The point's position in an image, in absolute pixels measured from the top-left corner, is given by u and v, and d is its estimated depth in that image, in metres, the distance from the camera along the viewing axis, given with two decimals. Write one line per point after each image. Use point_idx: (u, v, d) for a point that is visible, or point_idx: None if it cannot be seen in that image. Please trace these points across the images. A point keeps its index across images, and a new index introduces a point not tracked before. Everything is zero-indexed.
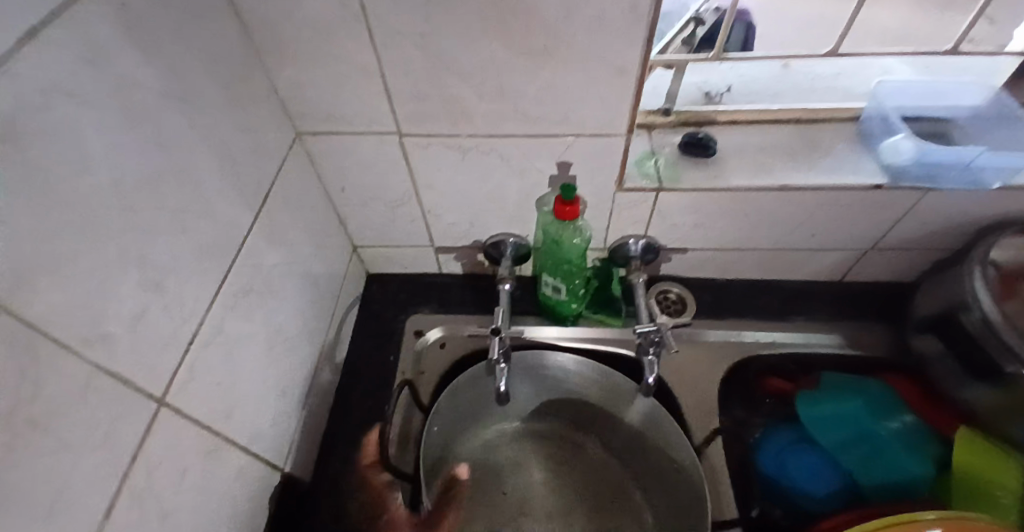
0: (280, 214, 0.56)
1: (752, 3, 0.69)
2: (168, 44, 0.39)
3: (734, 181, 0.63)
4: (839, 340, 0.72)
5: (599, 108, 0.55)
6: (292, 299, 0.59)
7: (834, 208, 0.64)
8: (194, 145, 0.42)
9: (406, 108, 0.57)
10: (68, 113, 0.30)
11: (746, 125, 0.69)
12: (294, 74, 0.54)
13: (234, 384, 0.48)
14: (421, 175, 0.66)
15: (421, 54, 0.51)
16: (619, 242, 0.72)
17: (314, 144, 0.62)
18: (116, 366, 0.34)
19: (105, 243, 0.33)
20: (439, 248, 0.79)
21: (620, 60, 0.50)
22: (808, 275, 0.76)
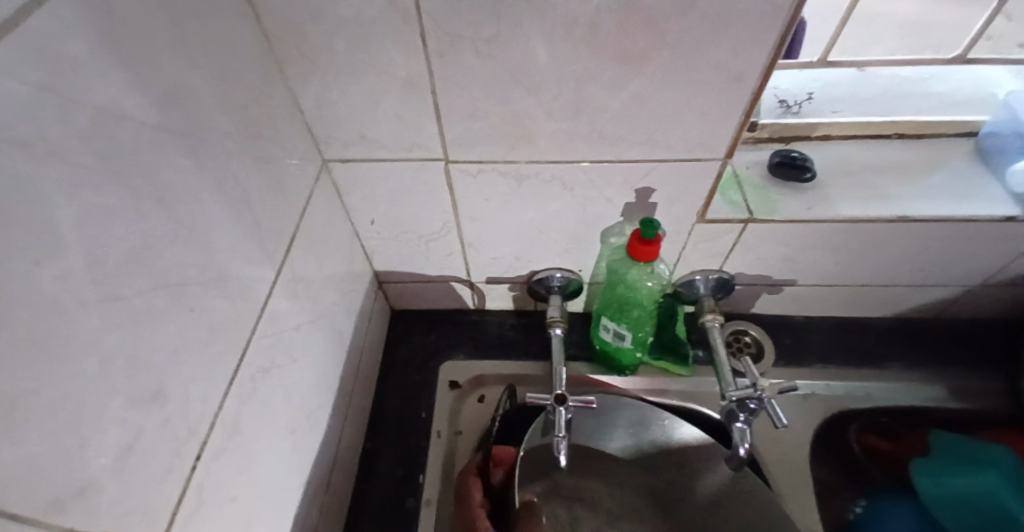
0: (303, 261, 0.46)
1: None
2: (166, 59, 0.28)
3: (842, 211, 0.53)
4: (942, 391, 0.62)
5: (695, 127, 0.45)
6: (317, 361, 0.48)
7: (955, 241, 0.55)
8: (200, 190, 0.31)
9: (457, 129, 0.46)
10: (23, 169, 0.19)
11: (842, 141, 0.60)
12: (320, 90, 0.43)
13: (255, 489, 0.37)
14: (465, 205, 0.55)
15: (484, 63, 0.40)
16: (688, 278, 0.62)
17: (341, 173, 0.51)
18: (100, 526, 0.24)
19: (76, 356, 0.22)
20: (475, 283, 0.68)
21: (736, 69, 0.40)
22: (899, 312, 0.67)
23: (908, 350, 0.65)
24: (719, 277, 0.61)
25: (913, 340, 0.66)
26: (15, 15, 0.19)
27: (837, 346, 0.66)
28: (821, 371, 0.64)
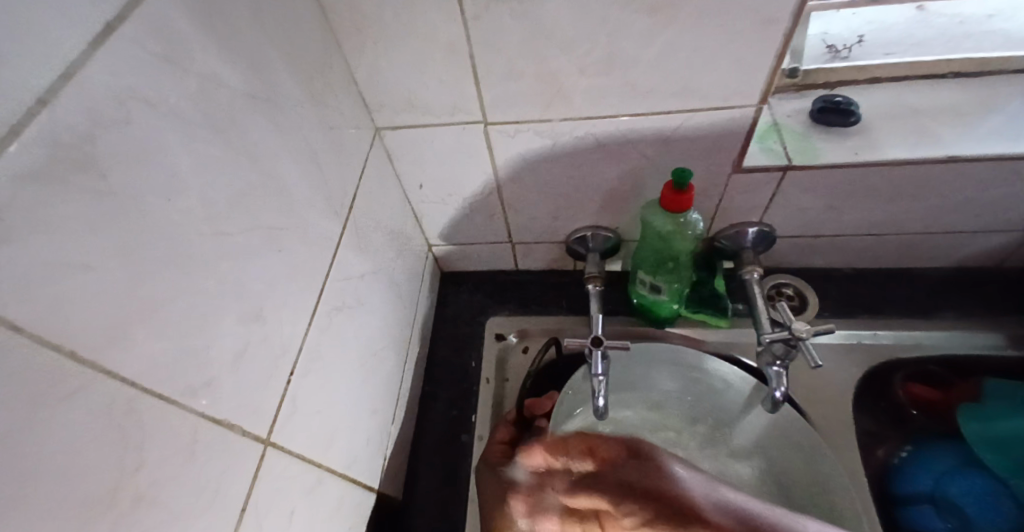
0: (364, 218, 0.52)
1: None
2: (249, 36, 0.34)
3: (887, 154, 0.52)
4: (1000, 339, 0.61)
5: (727, 75, 0.46)
6: (378, 309, 0.55)
7: (1012, 180, 0.53)
8: (280, 150, 0.37)
9: (496, 90, 0.50)
10: (147, 125, 0.25)
11: (890, 84, 0.59)
12: (372, 61, 0.48)
13: (333, 408, 0.44)
14: (505, 166, 0.59)
15: (519, 25, 0.43)
16: (727, 231, 0.63)
17: (392, 139, 0.56)
18: (222, 411, 0.30)
19: (198, 276, 0.28)
20: (518, 244, 0.72)
21: (767, 14, 0.41)
22: (954, 262, 0.65)
23: (964, 300, 0.64)
24: (759, 229, 0.62)
25: (970, 290, 0.64)
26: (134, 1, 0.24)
27: (885, 295, 0.65)
28: (867, 321, 0.64)
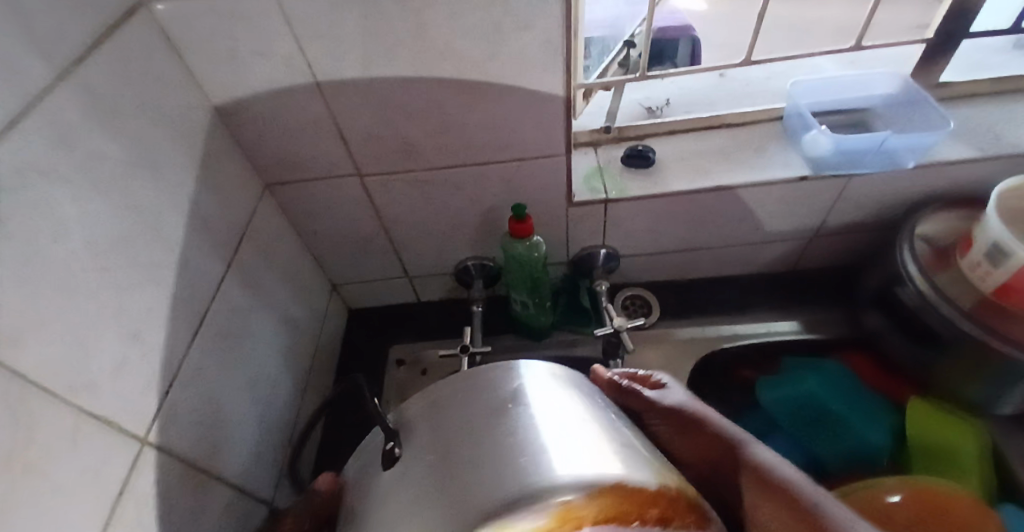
0: (253, 262, 0.61)
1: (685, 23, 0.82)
2: (134, 120, 0.44)
3: (675, 186, 0.68)
4: (797, 325, 0.76)
5: (537, 132, 0.60)
6: (268, 339, 0.63)
7: (772, 200, 0.69)
8: (162, 205, 0.46)
9: (362, 150, 0.61)
10: (39, 189, 0.34)
11: (682, 135, 0.75)
12: (254, 131, 0.59)
13: (218, 421, 0.52)
14: (384, 212, 0.70)
15: (367, 102, 0.56)
16: (581, 252, 0.76)
17: (281, 194, 0.67)
18: (102, 409, 0.38)
19: (81, 302, 0.36)
20: (412, 279, 0.83)
21: (549, 89, 0.55)
22: (762, 268, 0.81)
23: (770, 299, 0.79)
24: (603, 251, 0.75)
25: (775, 289, 0.80)
26: (30, 106, 0.34)
27: (712, 298, 0.80)
28: (698, 321, 0.78)
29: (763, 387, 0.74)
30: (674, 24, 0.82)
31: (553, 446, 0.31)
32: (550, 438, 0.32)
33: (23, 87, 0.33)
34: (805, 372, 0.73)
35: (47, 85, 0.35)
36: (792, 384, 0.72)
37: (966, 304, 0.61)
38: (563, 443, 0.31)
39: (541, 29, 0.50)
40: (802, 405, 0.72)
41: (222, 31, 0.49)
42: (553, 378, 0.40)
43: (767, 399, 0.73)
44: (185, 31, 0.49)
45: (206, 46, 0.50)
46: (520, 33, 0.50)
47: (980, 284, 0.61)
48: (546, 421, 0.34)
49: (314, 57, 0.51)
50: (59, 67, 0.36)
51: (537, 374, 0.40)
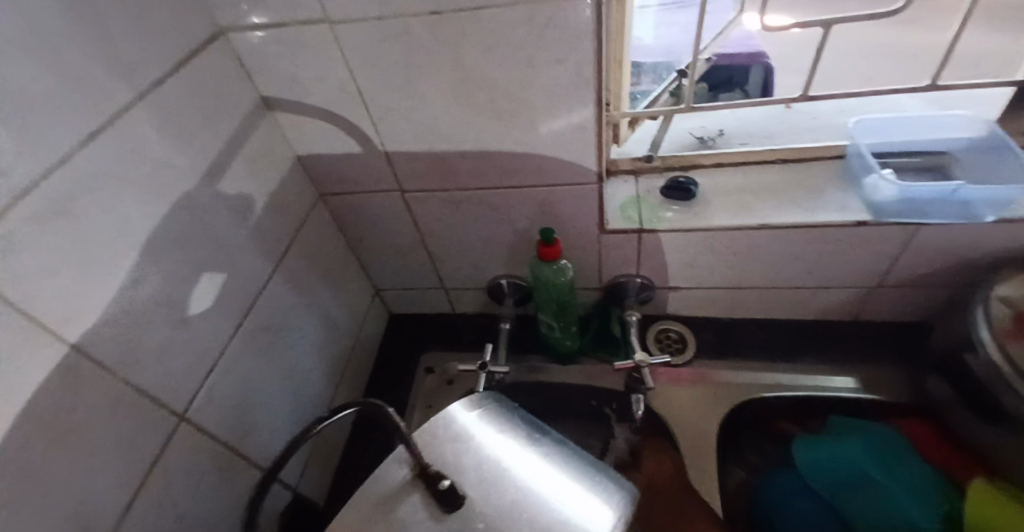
0: (300, 264, 0.66)
1: (758, 51, 0.79)
2: (203, 135, 0.50)
3: (714, 221, 0.65)
4: (857, 383, 0.69)
5: (569, 160, 0.61)
6: (307, 336, 0.68)
7: (823, 244, 0.64)
8: (219, 210, 0.52)
9: (404, 168, 0.65)
10: (112, 194, 0.40)
11: (731, 168, 0.72)
12: (311, 147, 0.64)
13: (250, 407, 0.57)
14: (424, 225, 0.74)
15: (409, 125, 0.59)
16: (613, 281, 0.75)
17: (332, 203, 0.72)
18: (146, 385, 0.43)
19: (137, 291, 0.42)
20: (449, 291, 0.85)
21: (580, 119, 0.56)
22: (814, 315, 0.75)
23: (824, 348, 0.73)
24: (637, 280, 0.74)
25: (831, 339, 0.74)
26: (110, 124, 0.40)
27: (755, 341, 0.75)
28: (735, 364, 0.74)
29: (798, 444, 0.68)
30: (747, 50, 0.80)
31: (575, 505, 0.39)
32: (564, 501, 0.39)
33: (107, 108, 0.40)
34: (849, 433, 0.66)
35: (127, 106, 0.42)
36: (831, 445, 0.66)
37: None
38: (577, 498, 0.40)
39: (571, 63, 0.51)
40: (838, 464, 0.65)
41: (285, 59, 0.54)
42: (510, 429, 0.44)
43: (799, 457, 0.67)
44: (254, 58, 0.55)
45: (272, 72, 0.56)
46: (551, 66, 0.51)
47: None
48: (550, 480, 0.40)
49: (363, 84, 0.56)
50: (140, 91, 0.43)
51: (485, 432, 0.43)
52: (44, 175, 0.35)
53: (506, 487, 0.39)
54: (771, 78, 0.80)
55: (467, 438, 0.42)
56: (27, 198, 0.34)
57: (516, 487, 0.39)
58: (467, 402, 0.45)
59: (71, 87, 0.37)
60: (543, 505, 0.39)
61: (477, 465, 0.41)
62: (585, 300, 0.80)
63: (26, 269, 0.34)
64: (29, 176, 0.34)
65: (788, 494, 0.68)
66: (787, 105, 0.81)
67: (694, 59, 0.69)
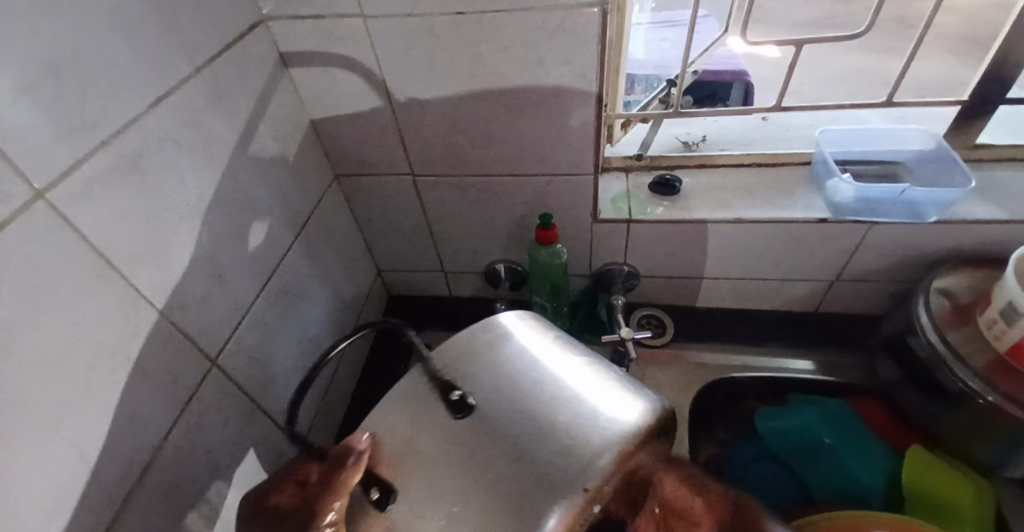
0: (317, 237, 0.71)
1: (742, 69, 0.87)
2: (243, 109, 0.55)
3: (695, 214, 0.73)
4: (815, 365, 0.77)
5: (569, 153, 0.67)
6: (319, 305, 0.73)
7: (789, 239, 0.72)
8: (252, 179, 0.57)
9: (417, 154, 0.71)
10: (170, 154, 0.45)
11: (712, 169, 0.79)
12: (333, 130, 0.70)
13: (268, 364, 0.61)
14: (431, 209, 0.79)
15: (426, 114, 0.65)
16: (601, 268, 0.82)
17: (346, 184, 0.78)
18: (188, 329, 0.48)
19: (185, 243, 0.47)
20: (448, 274, 0.91)
21: (581, 115, 0.63)
22: (781, 306, 0.83)
23: (787, 335, 0.81)
24: (624, 268, 0.81)
25: (794, 327, 0.82)
26: (170, 92, 0.45)
27: (727, 329, 0.83)
28: (709, 348, 0.81)
29: (760, 415, 0.76)
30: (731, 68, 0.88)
31: (589, 398, 0.38)
32: (582, 390, 0.38)
33: (168, 78, 0.45)
34: (806, 406, 0.75)
35: (185, 77, 0.47)
36: (788, 416, 0.74)
37: (975, 366, 0.59)
38: (594, 394, 0.38)
39: (576, 64, 0.58)
40: (794, 427, 0.73)
41: (318, 48, 0.60)
42: (555, 341, 0.45)
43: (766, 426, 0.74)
44: (290, 45, 0.60)
45: (305, 58, 0.61)
46: (559, 66, 0.58)
47: (995, 342, 0.60)
48: (570, 376, 0.40)
49: (387, 73, 0.61)
50: (196, 65, 0.48)
51: (522, 340, 0.44)
52: (120, 131, 0.40)
53: (533, 371, 0.41)
54: (752, 93, 0.88)
55: (508, 341, 0.44)
56: (105, 150, 0.39)
57: (543, 377, 0.40)
58: (520, 314, 0.48)
59: (143, 56, 0.42)
60: (579, 395, 0.38)
61: (514, 351, 0.43)
62: (575, 286, 0.87)
63: (102, 212, 0.39)
64: (108, 130, 0.39)
65: (748, 460, 0.75)
66: (763, 117, 0.89)
67: (682, 71, 0.76)
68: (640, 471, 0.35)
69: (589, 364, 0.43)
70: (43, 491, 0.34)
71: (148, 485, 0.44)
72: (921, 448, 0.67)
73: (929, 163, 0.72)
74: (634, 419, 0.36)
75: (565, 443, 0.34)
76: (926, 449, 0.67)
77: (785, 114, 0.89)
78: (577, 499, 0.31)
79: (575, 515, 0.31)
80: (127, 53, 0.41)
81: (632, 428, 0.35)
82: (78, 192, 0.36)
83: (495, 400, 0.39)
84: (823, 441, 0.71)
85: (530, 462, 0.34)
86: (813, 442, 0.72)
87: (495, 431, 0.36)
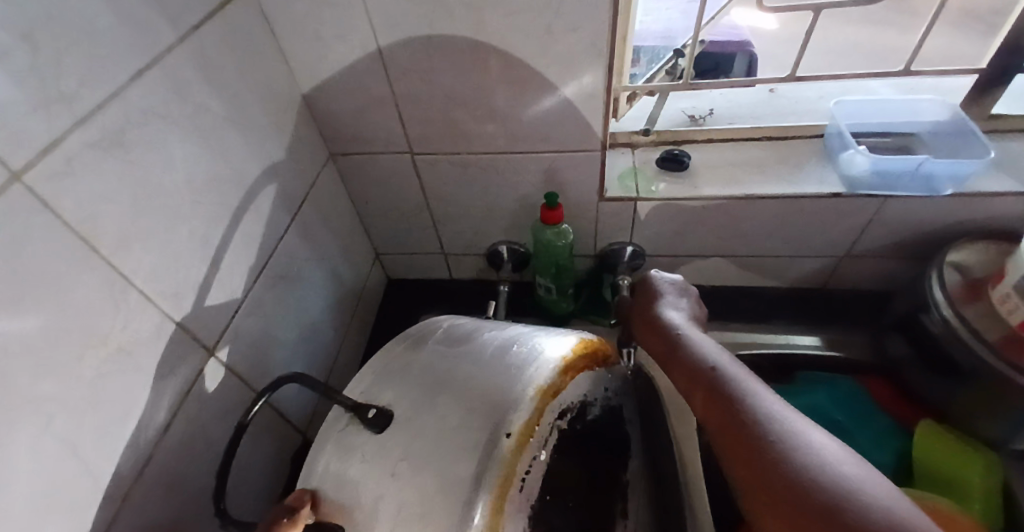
0: (312, 219, 0.69)
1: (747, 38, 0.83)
2: (231, 82, 0.52)
3: (705, 190, 0.71)
4: (821, 341, 0.76)
5: (576, 127, 0.64)
6: (317, 290, 0.70)
7: (801, 215, 0.70)
8: (244, 158, 0.54)
9: (416, 130, 0.68)
10: (156, 130, 0.42)
11: (720, 144, 0.77)
12: (327, 105, 0.66)
13: (266, 352, 0.59)
14: (431, 188, 0.77)
15: (425, 86, 0.62)
16: (607, 247, 0.80)
17: (342, 163, 0.74)
18: (182, 317, 0.45)
19: (175, 226, 0.44)
20: (449, 256, 0.89)
21: (589, 86, 0.60)
22: (788, 283, 0.82)
23: (794, 313, 0.80)
24: (630, 248, 0.78)
25: (801, 305, 0.81)
26: (153, 63, 0.42)
27: (733, 307, 0.82)
28: (716, 327, 0.80)
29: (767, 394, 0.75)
30: (734, 38, 0.84)
31: (525, 348, 0.41)
32: (519, 344, 0.42)
33: (151, 47, 0.41)
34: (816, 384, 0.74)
35: (168, 46, 0.43)
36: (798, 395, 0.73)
37: (989, 340, 0.59)
38: (530, 345, 0.41)
39: (585, 32, 0.54)
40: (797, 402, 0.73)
41: (310, 15, 0.56)
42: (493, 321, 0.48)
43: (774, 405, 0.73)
44: (279, 12, 0.56)
45: (296, 27, 0.58)
46: (567, 34, 0.55)
47: (1008, 316, 0.58)
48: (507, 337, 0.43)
49: (384, 43, 0.58)
50: (180, 33, 0.45)
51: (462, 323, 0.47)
52: (101, 105, 0.37)
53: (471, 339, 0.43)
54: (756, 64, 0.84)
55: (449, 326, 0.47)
56: (87, 126, 0.35)
57: (480, 341, 0.43)
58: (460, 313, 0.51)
59: (123, 22, 0.39)
60: (509, 346, 0.41)
61: (452, 331, 0.45)
62: (580, 266, 0.85)
63: (85, 194, 0.36)
64: (89, 104, 0.36)
65: None
66: (771, 88, 0.87)
67: (695, 38, 0.73)
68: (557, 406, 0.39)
69: (519, 329, 0.45)
70: (34, 493, 0.32)
71: (147, 477, 0.42)
72: (932, 423, 0.67)
73: (946, 133, 0.70)
74: (554, 358, 0.39)
75: (485, 385, 0.36)
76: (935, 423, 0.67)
77: (793, 85, 0.86)
78: (506, 445, 0.33)
79: (508, 458, 0.32)
80: (105, 18, 0.37)
81: (554, 368, 0.38)
82: (58, 171, 0.33)
83: (440, 367, 0.40)
84: (832, 418, 0.71)
85: (466, 407, 0.35)
86: (823, 420, 0.71)
87: (440, 392, 0.38)
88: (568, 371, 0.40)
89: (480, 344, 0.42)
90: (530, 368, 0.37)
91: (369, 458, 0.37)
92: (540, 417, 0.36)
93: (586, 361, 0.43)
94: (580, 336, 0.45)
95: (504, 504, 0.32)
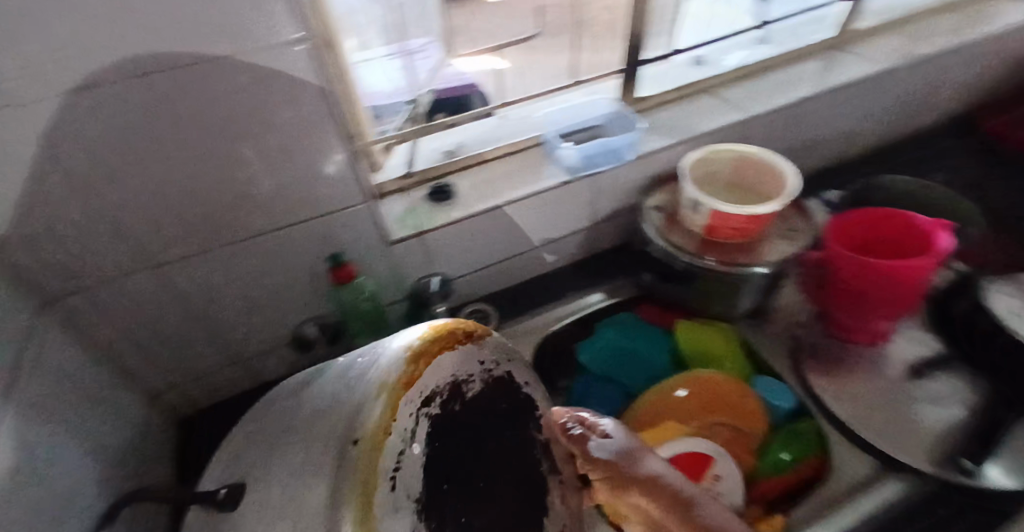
0: (51, 382, 0.57)
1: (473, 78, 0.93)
2: None
3: (472, 208, 0.81)
4: (603, 294, 0.95)
5: (336, 187, 0.68)
6: (83, 456, 0.60)
7: (548, 204, 0.86)
8: None
9: (164, 238, 0.62)
10: None
11: (473, 168, 0.89)
12: (29, 245, 0.55)
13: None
14: (206, 291, 0.71)
15: (160, 190, 0.57)
16: (412, 284, 0.85)
17: (78, 304, 0.63)
18: None
19: None
20: (253, 351, 0.83)
21: (336, 149, 0.64)
22: (566, 259, 0.99)
23: (578, 281, 0.98)
24: (435, 280, 0.82)
25: (580, 273, 0.99)
26: None
27: (535, 295, 0.96)
28: (525, 314, 0.93)
29: (580, 349, 0.90)
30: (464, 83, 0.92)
31: (380, 351, 0.44)
32: (376, 350, 0.45)
33: None
34: (609, 326, 0.91)
35: None
36: (602, 340, 0.89)
37: (691, 248, 0.81)
38: (384, 347, 0.45)
39: (314, 102, 0.58)
40: (597, 352, 0.88)
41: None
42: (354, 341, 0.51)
43: (588, 356, 0.87)
44: None
45: None
46: (296, 105, 0.58)
47: (696, 227, 0.81)
48: (364, 351, 0.47)
49: (89, 158, 0.52)
50: None
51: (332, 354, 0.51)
52: None
53: (342, 363, 0.47)
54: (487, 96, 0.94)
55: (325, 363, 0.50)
56: None
57: (341, 367, 0.46)
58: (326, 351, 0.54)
59: None
60: (356, 365, 0.44)
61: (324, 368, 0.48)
62: (394, 311, 0.88)
63: None
64: None
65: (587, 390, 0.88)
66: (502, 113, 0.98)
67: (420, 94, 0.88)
68: (418, 395, 0.42)
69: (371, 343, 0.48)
70: None
71: None
72: (687, 320, 0.89)
73: (621, 116, 0.92)
74: (400, 353, 0.43)
75: (338, 402, 0.40)
76: (688, 320, 0.89)
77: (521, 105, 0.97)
78: (354, 451, 0.35)
79: (363, 462, 0.35)
80: None
81: (399, 362, 0.42)
82: None
83: (311, 401, 0.42)
84: (630, 348, 0.88)
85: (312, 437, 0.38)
86: (625, 352, 0.88)
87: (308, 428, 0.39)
88: (420, 360, 0.44)
89: (335, 374, 0.45)
90: (371, 375, 0.41)
91: (240, 528, 0.38)
92: (394, 412, 0.39)
93: (437, 346, 0.46)
94: (433, 323, 0.49)
95: (372, 508, 0.33)
